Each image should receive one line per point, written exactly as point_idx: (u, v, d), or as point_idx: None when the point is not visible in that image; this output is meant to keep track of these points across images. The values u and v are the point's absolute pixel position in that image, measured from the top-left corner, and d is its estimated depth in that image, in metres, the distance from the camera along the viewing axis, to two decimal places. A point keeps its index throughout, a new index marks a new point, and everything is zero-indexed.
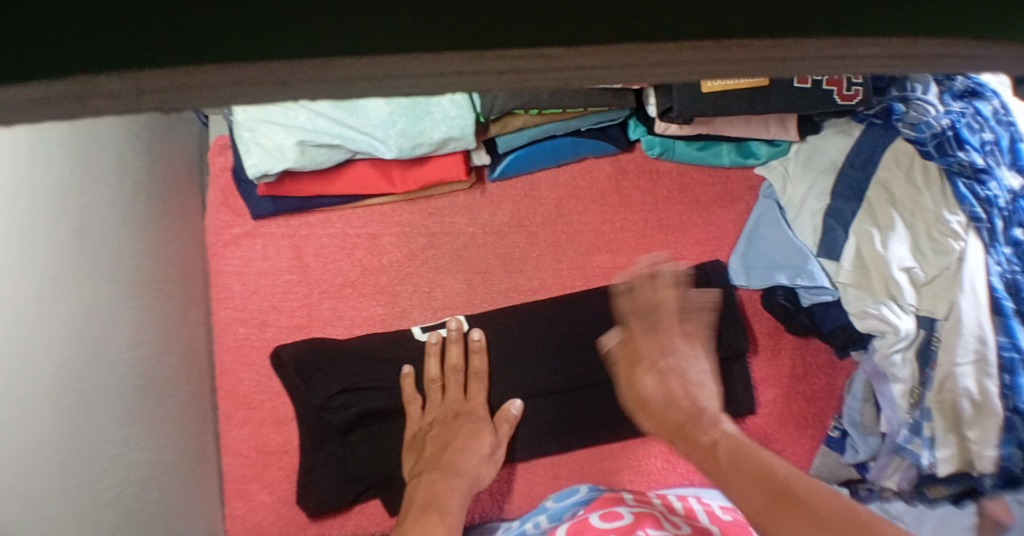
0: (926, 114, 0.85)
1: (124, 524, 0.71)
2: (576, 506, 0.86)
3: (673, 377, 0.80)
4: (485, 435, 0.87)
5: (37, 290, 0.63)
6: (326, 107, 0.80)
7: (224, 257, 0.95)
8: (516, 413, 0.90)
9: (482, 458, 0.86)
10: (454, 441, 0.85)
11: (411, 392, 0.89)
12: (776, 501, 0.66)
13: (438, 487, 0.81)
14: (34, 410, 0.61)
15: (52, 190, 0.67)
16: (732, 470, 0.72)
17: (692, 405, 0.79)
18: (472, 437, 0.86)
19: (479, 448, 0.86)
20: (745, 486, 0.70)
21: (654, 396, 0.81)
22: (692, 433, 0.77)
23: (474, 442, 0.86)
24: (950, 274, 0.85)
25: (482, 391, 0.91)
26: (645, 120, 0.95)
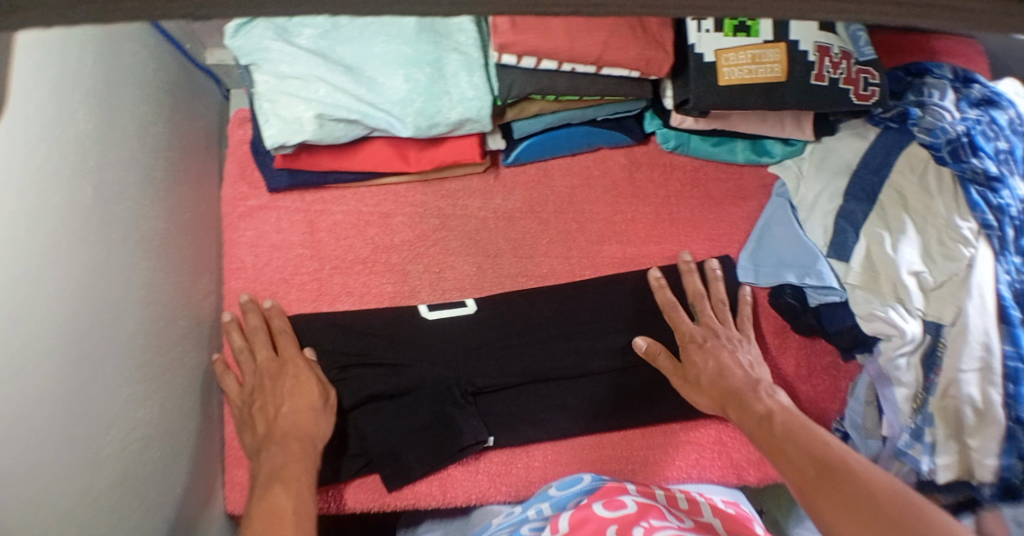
0: (941, 120, 0.88)
1: (124, 479, 0.73)
2: (579, 495, 0.86)
3: (722, 353, 0.90)
4: (314, 386, 0.86)
5: (55, 239, 0.65)
6: (345, 81, 0.82)
7: (239, 229, 0.96)
8: (314, 355, 0.91)
9: (314, 407, 0.85)
10: (281, 407, 0.84)
11: (223, 371, 0.89)
12: (831, 469, 0.69)
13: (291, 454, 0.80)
14: (42, 355, 0.62)
15: (73, 142, 0.68)
16: (784, 441, 0.76)
17: (742, 375, 0.87)
18: (303, 388, 0.86)
19: (311, 399, 0.85)
20: (796, 458, 0.73)
21: (706, 372, 0.88)
22: (747, 403, 0.84)
23: (307, 396, 0.85)
24: (958, 280, 0.86)
25: (291, 342, 0.89)
26: (661, 112, 0.96)
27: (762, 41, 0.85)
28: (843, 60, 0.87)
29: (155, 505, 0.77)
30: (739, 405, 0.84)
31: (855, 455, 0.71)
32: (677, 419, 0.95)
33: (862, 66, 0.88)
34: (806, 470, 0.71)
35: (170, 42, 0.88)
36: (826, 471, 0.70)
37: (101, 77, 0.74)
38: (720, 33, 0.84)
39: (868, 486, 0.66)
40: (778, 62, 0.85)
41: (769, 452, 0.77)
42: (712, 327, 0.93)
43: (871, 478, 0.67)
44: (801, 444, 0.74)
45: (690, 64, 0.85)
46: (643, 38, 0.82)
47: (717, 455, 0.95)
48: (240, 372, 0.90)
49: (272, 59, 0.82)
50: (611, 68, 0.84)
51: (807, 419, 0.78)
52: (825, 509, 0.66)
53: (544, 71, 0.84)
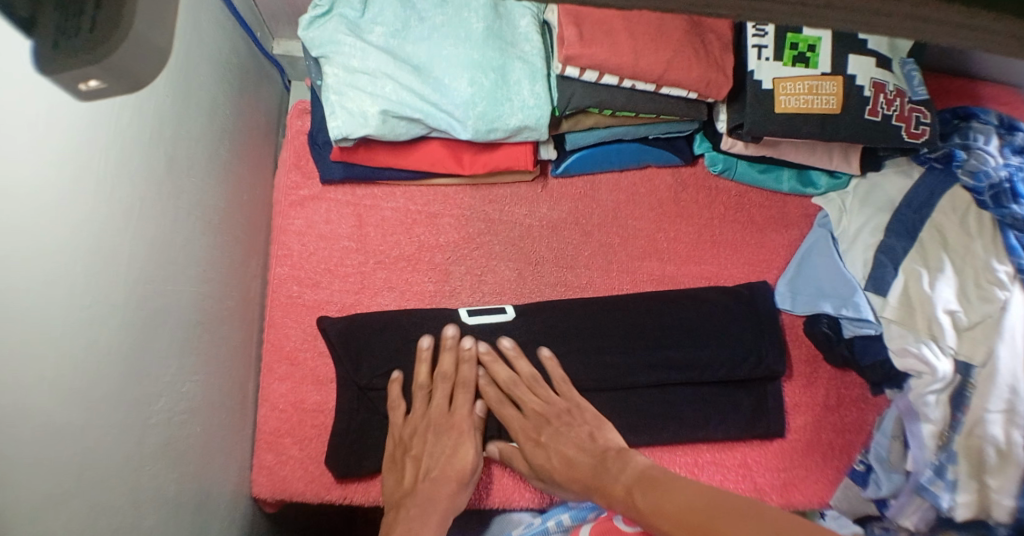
0: (985, 164, 0.89)
1: (167, 449, 0.74)
2: (600, 508, 0.91)
3: (562, 441, 0.86)
4: (439, 408, 0.89)
5: (126, 206, 0.67)
6: (413, 80, 0.84)
7: (288, 217, 0.97)
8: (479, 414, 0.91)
9: (445, 435, 0.87)
10: (428, 446, 0.85)
11: (396, 398, 0.89)
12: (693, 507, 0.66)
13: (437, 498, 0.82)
14: (105, 316, 0.64)
15: (152, 114, 0.70)
16: (660, 498, 0.71)
17: (590, 457, 0.84)
18: (452, 460, 0.85)
19: (442, 418, 0.88)
20: (657, 502, 0.70)
21: (552, 460, 0.85)
22: (607, 486, 0.79)
23: (438, 419, 0.88)
24: (992, 322, 0.86)
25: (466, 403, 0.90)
26: (711, 136, 0.99)
27: (820, 73, 0.87)
28: (897, 97, 0.89)
29: (191, 477, 0.78)
30: (579, 466, 0.83)
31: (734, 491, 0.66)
32: (705, 440, 0.95)
33: (914, 106, 0.90)
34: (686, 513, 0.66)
35: (243, 27, 0.91)
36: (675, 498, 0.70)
37: (183, 56, 0.76)
38: (780, 62, 0.87)
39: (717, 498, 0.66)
40: (834, 95, 0.87)
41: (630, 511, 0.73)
42: (564, 408, 0.89)
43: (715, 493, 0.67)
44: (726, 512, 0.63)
45: (748, 90, 0.87)
46: (705, 60, 0.85)
47: (742, 478, 0.95)
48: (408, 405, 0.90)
49: (342, 53, 0.85)
50: (671, 88, 0.86)
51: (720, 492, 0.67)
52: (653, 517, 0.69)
53: (603, 86, 0.86)
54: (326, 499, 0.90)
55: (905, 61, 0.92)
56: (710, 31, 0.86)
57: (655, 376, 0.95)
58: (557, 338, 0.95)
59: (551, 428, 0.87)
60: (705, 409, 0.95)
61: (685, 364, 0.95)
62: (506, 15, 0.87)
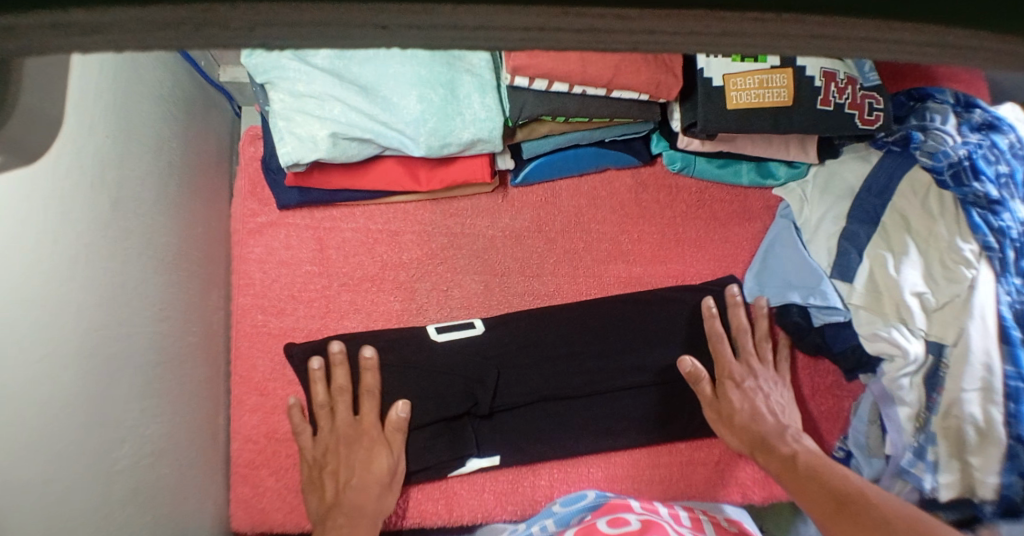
0: (943, 144, 0.90)
1: (135, 496, 0.72)
2: (584, 511, 0.86)
3: (756, 397, 0.91)
4: (345, 424, 0.87)
5: (72, 254, 0.65)
6: (360, 101, 0.83)
7: (247, 245, 0.96)
8: (405, 416, 0.87)
9: (365, 447, 0.86)
10: (351, 477, 0.84)
11: (300, 422, 0.87)
12: (838, 503, 0.73)
13: (358, 516, 0.82)
14: (60, 367, 0.62)
15: (92, 157, 0.69)
16: (807, 480, 0.79)
17: (773, 422, 0.89)
18: (368, 470, 0.84)
19: (349, 435, 0.87)
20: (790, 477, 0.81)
21: (741, 413, 0.90)
22: (773, 446, 0.85)
23: (346, 435, 0.87)
24: (961, 301, 0.86)
25: (373, 407, 0.88)
26: (668, 135, 0.99)
27: (770, 66, 0.86)
28: (848, 85, 0.89)
29: (165, 520, 0.77)
30: (761, 430, 0.88)
31: (873, 487, 0.74)
32: (684, 439, 0.95)
33: (867, 92, 0.90)
34: (828, 497, 0.75)
35: (186, 59, 0.90)
36: (835, 495, 0.75)
37: (122, 95, 0.75)
38: (729, 58, 0.86)
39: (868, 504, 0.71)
40: (785, 88, 0.87)
41: (780, 474, 0.83)
42: (750, 365, 0.95)
43: (860, 497, 0.73)
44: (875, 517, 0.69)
45: (698, 88, 0.86)
46: (653, 62, 0.84)
47: (724, 474, 0.95)
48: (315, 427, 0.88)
49: (287, 78, 0.83)
50: (622, 91, 0.86)
51: (866, 489, 0.74)
52: (806, 489, 0.78)
53: (555, 94, 0.86)
54: (306, 528, 0.89)
55: None
56: None
57: (629, 379, 0.95)
58: (524, 350, 0.94)
59: (736, 370, 0.93)
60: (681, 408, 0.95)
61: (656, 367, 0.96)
62: None
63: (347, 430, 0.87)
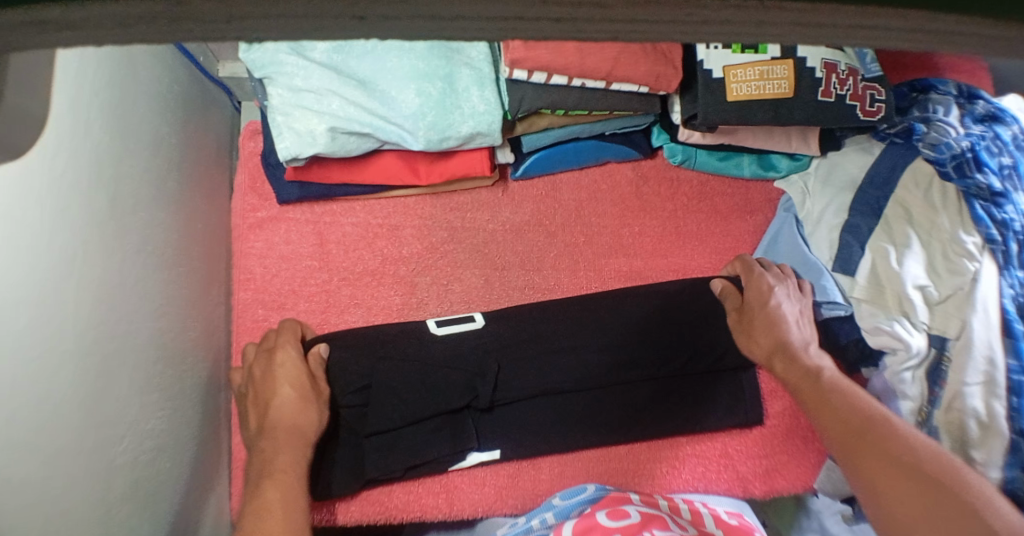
0: (945, 136, 0.88)
1: (136, 490, 0.73)
2: (583, 504, 0.86)
3: (772, 321, 0.90)
4: (258, 360, 0.88)
5: (70, 251, 0.65)
6: (359, 95, 0.83)
7: (248, 240, 0.96)
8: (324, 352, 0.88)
9: (269, 375, 0.85)
10: (268, 407, 0.83)
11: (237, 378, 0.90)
12: (860, 440, 0.73)
13: (284, 443, 0.81)
14: (58, 364, 0.63)
15: (90, 155, 0.69)
16: (826, 398, 0.81)
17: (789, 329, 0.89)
18: (276, 394, 0.84)
19: (262, 370, 0.87)
20: (800, 384, 0.85)
21: (759, 320, 0.92)
22: (794, 357, 0.87)
23: (260, 371, 0.87)
24: (963, 294, 0.85)
25: (288, 342, 0.88)
26: (668, 127, 0.98)
27: (771, 57, 0.86)
28: (850, 76, 0.88)
29: (166, 517, 0.77)
30: (777, 336, 0.89)
31: (894, 416, 0.75)
32: (684, 433, 0.95)
33: (868, 83, 0.89)
34: (846, 426, 0.76)
35: (184, 55, 0.90)
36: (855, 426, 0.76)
37: (118, 89, 0.75)
38: (729, 50, 0.85)
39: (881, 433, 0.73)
40: (786, 79, 0.86)
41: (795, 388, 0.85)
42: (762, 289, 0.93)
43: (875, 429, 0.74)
44: (895, 450, 0.70)
45: (698, 80, 0.86)
46: (652, 53, 0.83)
47: (724, 468, 0.95)
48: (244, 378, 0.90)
49: (285, 72, 0.83)
50: (620, 84, 0.85)
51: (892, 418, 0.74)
52: (821, 415, 0.80)
53: (554, 86, 0.85)
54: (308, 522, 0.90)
55: None
56: None
57: (631, 373, 0.95)
58: (526, 343, 0.94)
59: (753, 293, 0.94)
60: (679, 402, 0.95)
61: (657, 360, 0.94)
62: None
63: (259, 368, 0.87)
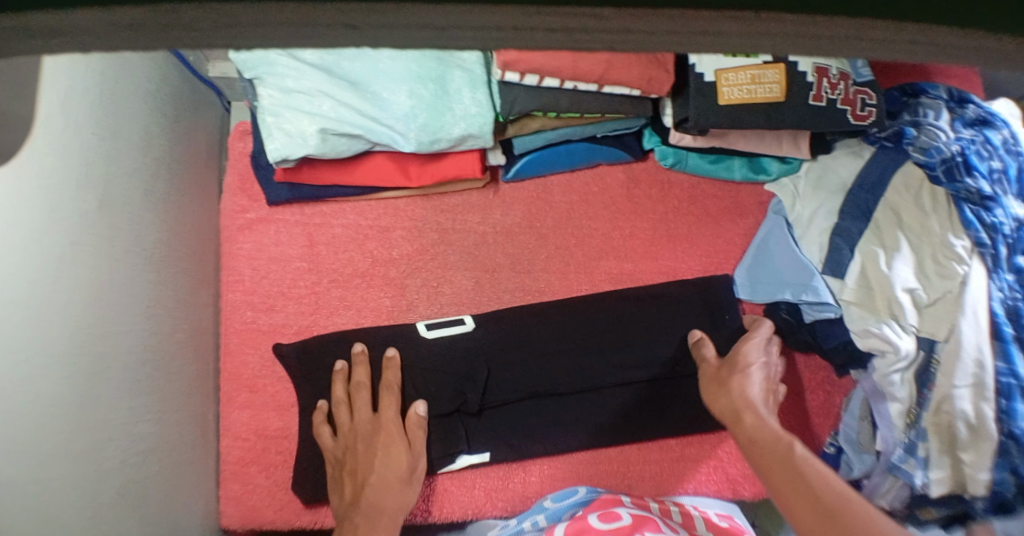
0: (936, 140, 0.90)
1: (124, 494, 0.72)
2: (574, 507, 0.87)
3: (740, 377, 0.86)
4: (366, 417, 0.87)
5: (59, 253, 0.65)
6: (350, 96, 0.83)
7: (237, 241, 0.96)
8: (424, 414, 0.87)
9: (396, 443, 0.85)
10: (370, 476, 0.82)
11: (320, 421, 0.87)
12: (831, 517, 0.64)
13: (382, 508, 0.81)
14: (45, 367, 0.62)
15: (78, 156, 0.68)
16: (789, 472, 0.72)
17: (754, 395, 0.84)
18: (389, 464, 0.83)
19: (371, 431, 0.86)
20: (761, 455, 0.76)
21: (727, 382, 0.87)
22: (756, 427, 0.79)
23: (362, 430, 0.86)
24: (952, 297, 0.86)
25: (394, 403, 0.88)
26: (660, 130, 0.98)
27: (762, 62, 0.86)
28: (841, 80, 0.88)
29: (154, 521, 0.76)
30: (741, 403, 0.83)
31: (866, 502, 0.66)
32: (674, 435, 0.95)
33: (859, 88, 0.90)
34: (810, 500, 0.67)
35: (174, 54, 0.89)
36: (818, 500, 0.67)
37: (107, 89, 0.74)
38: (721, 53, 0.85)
39: (852, 508, 0.65)
40: (778, 83, 0.86)
41: (756, 458, 0.77)
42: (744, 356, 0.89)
43: (834, 501, 0.66)
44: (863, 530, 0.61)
45: (690, 84, 0.86)
46: (645, 57, 0.83)
47: (713, 470, 0.95)
48: (337, 425, 0.87)
49: (276, 73, 0.82)
50: (613, 87, 0.85)
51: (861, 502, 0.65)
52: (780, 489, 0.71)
53: (547, 88, 0.84)
54: (297, 525, 0.89)
55: None
56: None
57: (622, 376, 0.95)
58: (514, 347, 0.94)
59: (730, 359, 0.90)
60: (671, 404, 0.95)
61: (649, 363, 0.95)
62: None
63: (369, 429, 0.86)
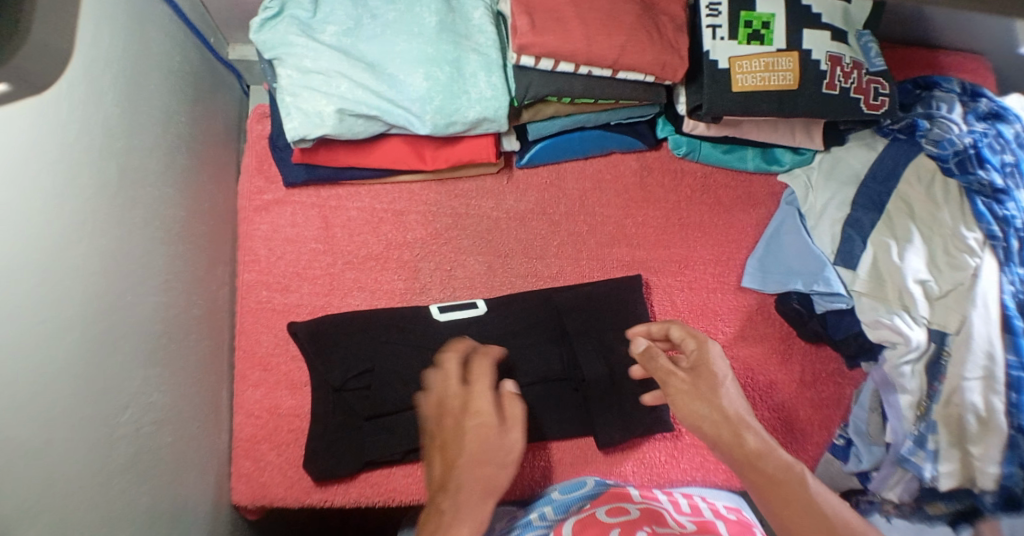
0: (949, 133, 0.90)
1: (136, 461, 0.73)
2: (582, 499, 0.85)
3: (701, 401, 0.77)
4: (451, 387, 0.76)
5: (78, 220, 0.66)
6: (367, 78, 0.84)
7: (253, 222, 0.97)
8: (515, 388, 0.77)
9: (488, 422, 0.72)
10: (460, 455, 0.70)
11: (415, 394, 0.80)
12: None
13: (467, 490, 0.68)
14: (62, 330, 0.63)
15: (100, 128, 0.70)
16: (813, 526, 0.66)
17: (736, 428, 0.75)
18: (483, 445, 0.71)
19: (460, 404, 0.74)
20: (753, 472, 0.72)
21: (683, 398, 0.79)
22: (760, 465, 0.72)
23: (451, 403, 0.75)
24: (964, 289, 0.87)
25: (486, 370, 0.77)
26: (674, 118, 1.00)
27: (775, 49, 0.87)
28: (854, 69, 0.89)
29: (165, 491, 0.77)
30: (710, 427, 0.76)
31: None
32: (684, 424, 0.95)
33: (872, 77, 0.90)
34: None
35: (196, 36, 0.92)
36: (834, 533, 0.65)
37: (128, 64, 0.76)
38: (734, 41, 0.87)
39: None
40: (791, 71, 0.87)
41: (762, 489, 0.71)
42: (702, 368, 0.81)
43: None
44: None
45: (704, 71, 0.87)
46: (659, 43, 0.85)
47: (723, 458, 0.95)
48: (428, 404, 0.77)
49: (295, 54, 0.84)
50: (627, 72, 0.86)
51: None
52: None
53: (561, 74, 0.86)
54: (307, 502, 0.89)
55: (860, 33, 0.92)
56: (664, 14, 0.87)
57: (633, 362, 0.95)
58: (527, 330, 0.95)
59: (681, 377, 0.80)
60: None
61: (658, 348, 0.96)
62: (458, 8, 0.86)
63: (460, 403, 0.74)
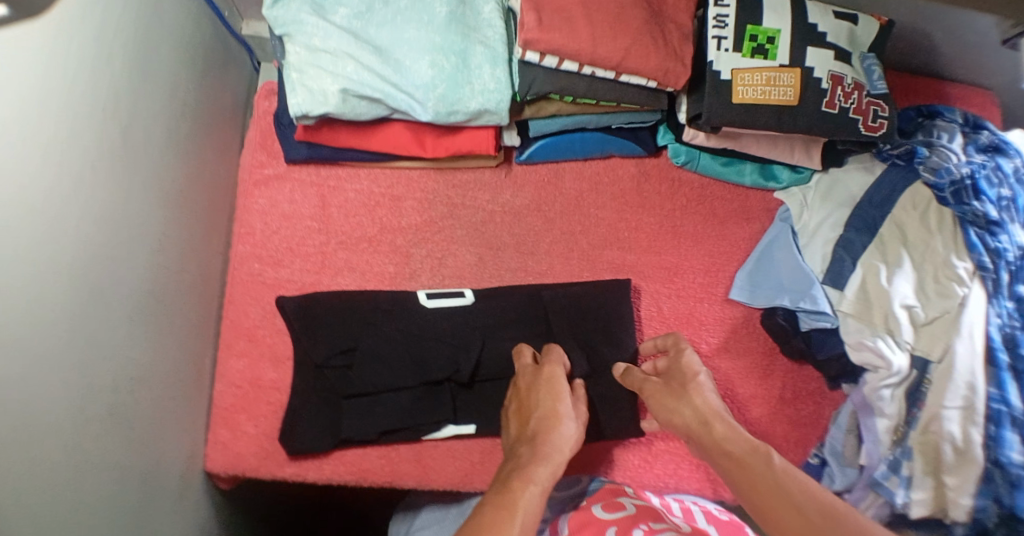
0: (947, 161, 0.91)
1: (113, 415, 0.74)
2: (579, 498, 0.91)
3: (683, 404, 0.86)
4: (527, 370, 0.89)
5: (78, 172, 0.68)
6: (373, 60, 0.85)
7: (252, 196, 0.98)
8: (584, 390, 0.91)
9: (557, 390, 0.85)
10: (535, 412, 0.83)
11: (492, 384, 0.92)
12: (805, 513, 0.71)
13: (546, 439, 0.80)
14: (53, 276, 0.65)
15: (107, 86, 0.72)
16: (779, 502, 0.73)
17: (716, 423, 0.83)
18: (553, 405, 0.83)
19: (534, 377, 0.88)
20: (725, 457, 0.80)
21: (666, 404, 0.87)
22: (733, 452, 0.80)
23: (525, 377, 0.88)
24: (950, 317, 0.87)
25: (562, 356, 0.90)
26: (675, 127, 1.01)
27: (779, 65, 0.88)
28: (855, 91, 0.89)
29: (139, 449, 0.78)
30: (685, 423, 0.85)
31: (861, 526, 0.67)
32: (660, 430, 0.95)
33: (873, 99, 0.91)
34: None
35: (211, 9, 0.94)
36: (803, 507, 0.72)
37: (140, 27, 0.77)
38: (739, 54, 0.88)
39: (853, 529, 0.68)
40: (792, 87, 0.88)
41: (731, 471, 0.79)
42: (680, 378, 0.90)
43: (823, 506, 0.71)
44: None
45: (706, 80, 0.88)
46: (663, 49, 0.86)
47: (696, 466, 0.94)
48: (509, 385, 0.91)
49: (305, 32, 0.86)
50: (630, 76, 0.87)
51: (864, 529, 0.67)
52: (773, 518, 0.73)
53: (564, 72, 0.87)
54: (279, 475, 0.91)
55: (865, 56, 0.92)
56: (671, 22, 0.88)
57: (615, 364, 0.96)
58: (512, 323, 0.96)
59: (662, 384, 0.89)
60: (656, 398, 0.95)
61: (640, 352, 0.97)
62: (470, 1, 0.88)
63: (535, 376, 0.87)
